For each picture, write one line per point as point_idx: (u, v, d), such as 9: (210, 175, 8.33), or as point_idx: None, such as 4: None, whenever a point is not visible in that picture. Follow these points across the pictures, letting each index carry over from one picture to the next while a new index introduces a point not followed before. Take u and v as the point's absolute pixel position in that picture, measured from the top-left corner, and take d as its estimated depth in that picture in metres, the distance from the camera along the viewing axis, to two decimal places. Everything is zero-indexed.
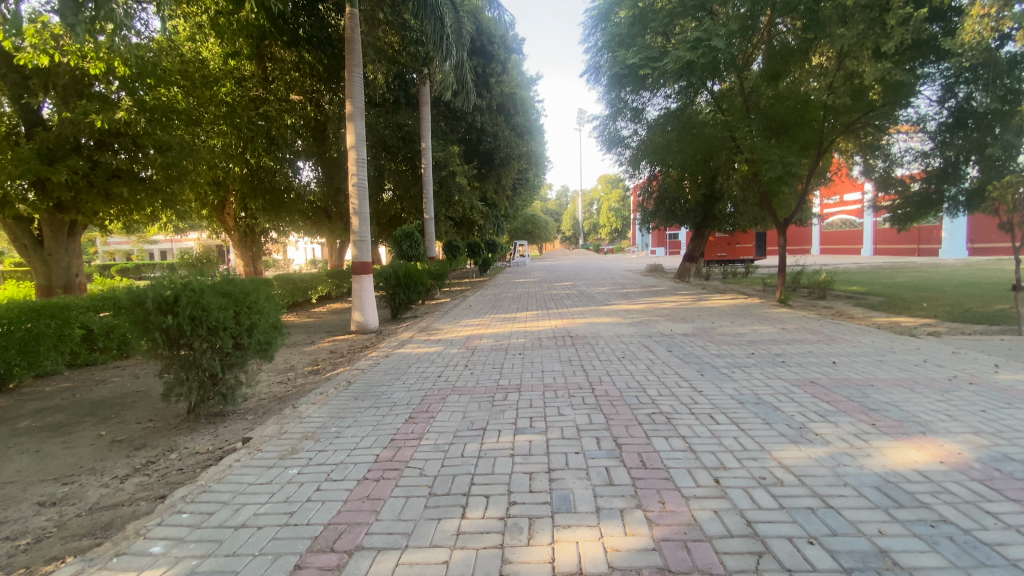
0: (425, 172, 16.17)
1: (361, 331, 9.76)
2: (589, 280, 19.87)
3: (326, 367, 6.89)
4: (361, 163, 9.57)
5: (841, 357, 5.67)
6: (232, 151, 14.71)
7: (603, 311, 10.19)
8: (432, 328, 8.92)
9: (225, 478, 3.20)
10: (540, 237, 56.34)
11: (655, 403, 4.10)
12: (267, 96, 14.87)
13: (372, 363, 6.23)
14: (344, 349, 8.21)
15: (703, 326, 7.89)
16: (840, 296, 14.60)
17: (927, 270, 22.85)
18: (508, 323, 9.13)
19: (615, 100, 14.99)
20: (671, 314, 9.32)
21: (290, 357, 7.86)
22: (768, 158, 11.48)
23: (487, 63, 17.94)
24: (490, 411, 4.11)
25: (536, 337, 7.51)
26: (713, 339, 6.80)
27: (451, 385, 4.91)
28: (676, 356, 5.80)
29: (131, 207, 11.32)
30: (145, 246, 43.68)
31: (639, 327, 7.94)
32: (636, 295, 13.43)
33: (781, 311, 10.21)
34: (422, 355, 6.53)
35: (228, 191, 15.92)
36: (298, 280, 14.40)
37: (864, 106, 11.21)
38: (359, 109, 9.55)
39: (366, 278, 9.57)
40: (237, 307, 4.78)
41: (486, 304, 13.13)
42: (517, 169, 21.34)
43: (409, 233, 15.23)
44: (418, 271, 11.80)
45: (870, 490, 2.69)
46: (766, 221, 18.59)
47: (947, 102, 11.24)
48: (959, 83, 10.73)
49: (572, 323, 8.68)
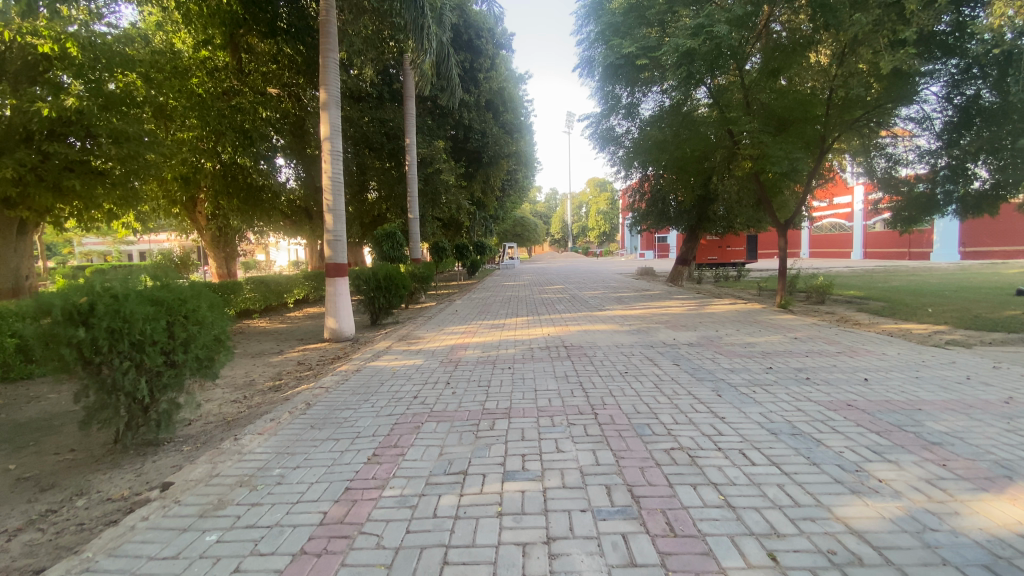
0: (410, 170, 15.44)
1: (335, 339, 8.96)
2: (579, 284, 19.22)
3: (290, 384, 6.09)
4: (336, 157, 8.77)
5: (874, 373, 5.03)
6: (202, 146, 13.49)
7: (597, 317, 9.50)
8: (412, 336, 8.16)
9: (120, 549, 2.42)
10: (529, 239, 55.81)
11: (674, 435, 3.40)
12: (241, 88, 13.93)
13: (341, 380, 5.45)
14: (314, 361, 7.41)
15: (709, 334, 7.23)
16: (840, 301, 14.10)
17: (920, 274, 22.56)
18: (495, 330, 8.40)
19: (608, 93, 14.38)
20: (671, 321, 8.65)
21: (253, 371, 7.03)
22: (773, 154, 10.87)
23: (474, 58, 17.19)
24: (471, 446, 3.37)
25: (526, 347, 6.79)
26: (724, 350, 6.13)
27: (427, 409, 4.17)
28: (687, 372, 5.11)
29: (85, 204, 10.33)
30: (121, 245, 42.60)
31: (639, 336, 7.24)
32: (630, 299, 12.83)
33: (786, 317, 9.61)
34: (398, 369, 5.77)
35: (199, 190, 14.71)
36: (274, 282, 13.49)
37: (864, 103, 10.78)
38: (334, 98, 8.76)
39: (341, 281, 8.78)
40: (170, 317, 3.98)
41: (473, 309, 12.40)
42: (506, 168, 20.67)
43: (391, 232, 14.31)
44: (400, 273, 11.01)
45: (978, 572, 2.02)
46: (761, 223, 18.12)
47: (955, 98, 10.70)
48: (972, 78, 10.15)
49: (565, 331, 7.98)
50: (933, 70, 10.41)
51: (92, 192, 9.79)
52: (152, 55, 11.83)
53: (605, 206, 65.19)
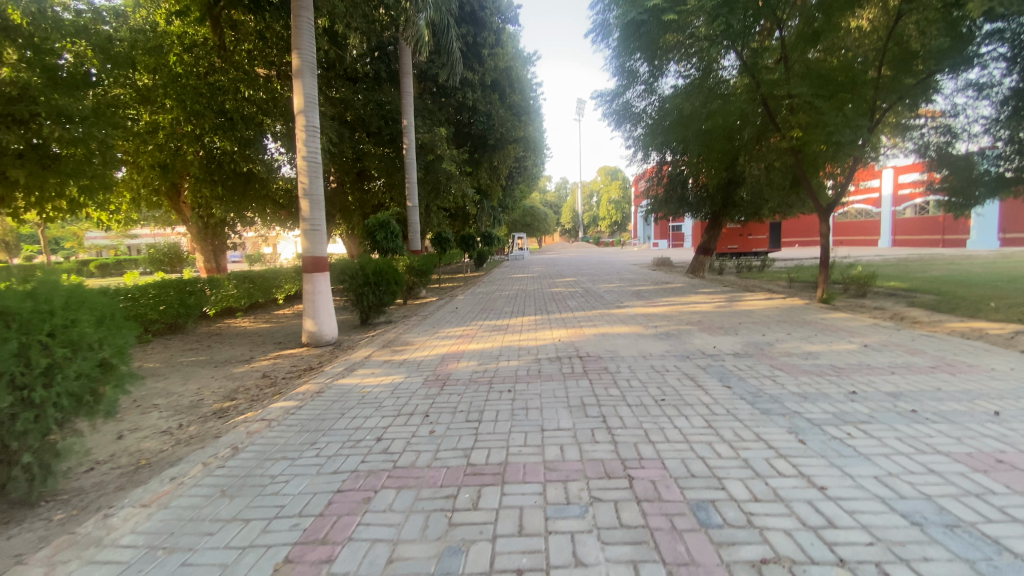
0: (408, 154, 14.12)
1: (315, 344, 7.76)
2: (592, 276, 17.92)
3: (240, 408, 4.91)
4: (313, 133, 7.57)
5: (1000, 402, 3.73)
6: (182, 129, 12.00)
7: (614, 317, 8.25)
8: (400, 341, 6.97)
9: None
10: (538, 230, 54.41)
11: (760, 530, 2.17)
12: (223, 66, 12.46)
13: (296, 406, 4.28)
14: (281, 373, 6.25)
15: (756, 341, 5.94)
16: (883, 294, 12.70)
17: (958, 262, 20.96)
18: (497, 334, 7.18)
19: (624, 64, 13.08)
20: (704, 322, 7.37)
21: (207, 386, 5.88)
22: (832, 122, 9.53)
23: (478, 32, 15.54)
24: (440, 544, 2.17)
25: (532, 357, 5.56)
26: (783, 365, 4.84)
27: (389, 466, 2.95)
28: (743, 399, 3.86)
29: (38, 194, 9.30)
30: (125, 240, 42.55)
31: (668, 342, 5.98)
32: (650, 295, 11.55)
33: (835, 315, 8.30)
34: (370, 389, 4.58)
35: (181, 178, 13.25)
36: (261, 277, 12.30)
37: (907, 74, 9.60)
38: (308, 64, 7.53)
39: (321, 277, 7.58)
40: (21, 339, 2.80)
41: (475, 306, 11.19)
42: (514, 153, 19.45)
43: (383, 222, 12.98)
44: (392, 267, 9.75)
45: None
46: (791, 209, 16.67)
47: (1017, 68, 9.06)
48: None
49: (579, 335, 6.74)
50: (995, 30, 8.85)
51: (43, 181, 8.83)
52: (131, 34, 10.73)
53: (617, 195, 63.64)
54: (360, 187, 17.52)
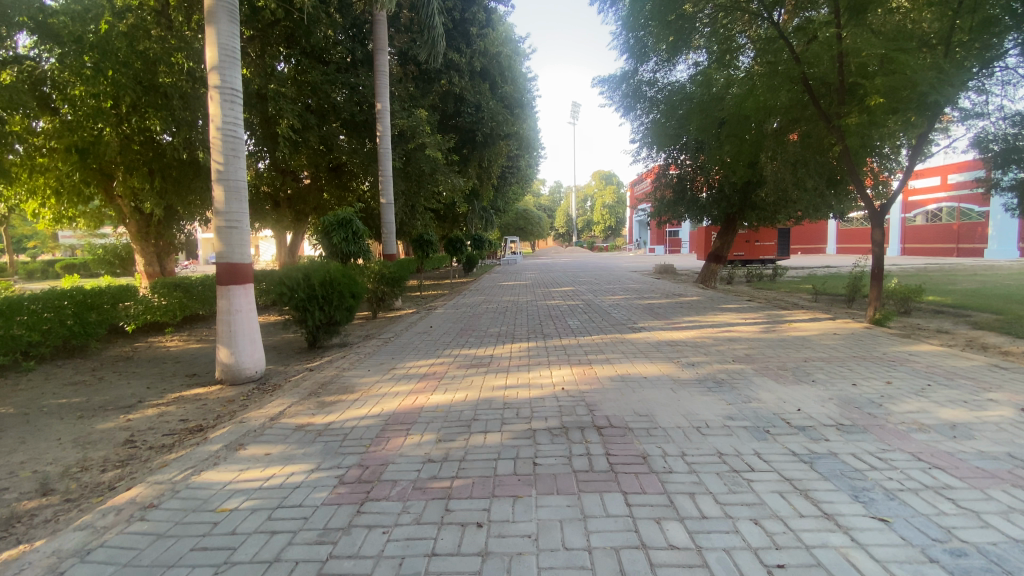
0: (382, 142, 12.02)
1: (230, 381, 5.74)
2: (592, 285, 16.06)
3: (32, 522, 2.91)
4: (232, 100, 5.65)
5: None
6: (104, 109, 9.48)
7: (631, 346, 6.29)
8: (337, 385, 4.97)
9: None
10: (531, 236, 52.45)
11: None
12: (167, 38, 10.23)
13: (81, 551, 2.29)
14: (154, 437, 4.24)
15: (853, 399, 4.01)
16: (929, 312, 10.89)
17: (982, 273, 19.32)
18: (476, 373, 5.22)
19: (635, 41, 11.31)
20: (755, 358, 5.48)
21: (32, 460, 3.87)
22: (922, 81, 7.25)
23: (465, 7, 13.79)
24: None
25: (523, 423, 3.61)
26: (938, 461, 2.91)
27: None
28: (941, 570, 1.93)
29: None
30: (92, 241, 39.95)
31: (724, 398, 4.06)
32: (665, 311, 9.69)
33: (915, 346, 6.39)
34: (238, 505, 2.62)
35: (112, 169, 10.63)
36: (200, 287, 10.20)
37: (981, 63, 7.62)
38: (225, 6, 5.60)
39: (239, 293, 5.61)
40: None
41: (456, 323, 9.23)
42: (506, 150, 17.58)
43: (346, 219, 10.98)
44: (345, 276, 7.70)
45: None
46: (817, 213, 14.78)
47: None
48: None
49: (590, 379, 4.79)
50: None
51: None
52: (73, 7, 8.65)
53: (611, 201, 62.24)
54: (337, 183, 15.38)
